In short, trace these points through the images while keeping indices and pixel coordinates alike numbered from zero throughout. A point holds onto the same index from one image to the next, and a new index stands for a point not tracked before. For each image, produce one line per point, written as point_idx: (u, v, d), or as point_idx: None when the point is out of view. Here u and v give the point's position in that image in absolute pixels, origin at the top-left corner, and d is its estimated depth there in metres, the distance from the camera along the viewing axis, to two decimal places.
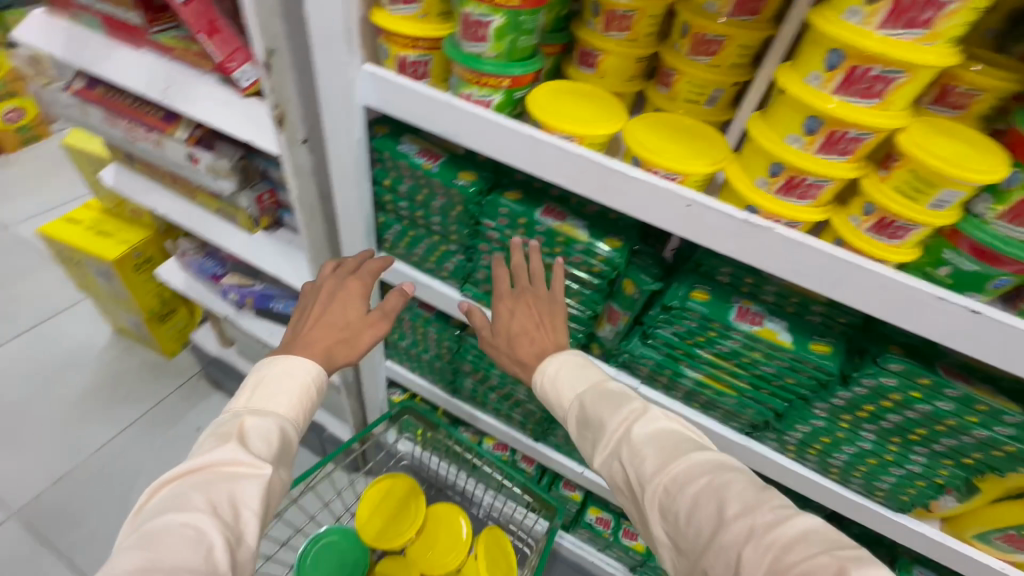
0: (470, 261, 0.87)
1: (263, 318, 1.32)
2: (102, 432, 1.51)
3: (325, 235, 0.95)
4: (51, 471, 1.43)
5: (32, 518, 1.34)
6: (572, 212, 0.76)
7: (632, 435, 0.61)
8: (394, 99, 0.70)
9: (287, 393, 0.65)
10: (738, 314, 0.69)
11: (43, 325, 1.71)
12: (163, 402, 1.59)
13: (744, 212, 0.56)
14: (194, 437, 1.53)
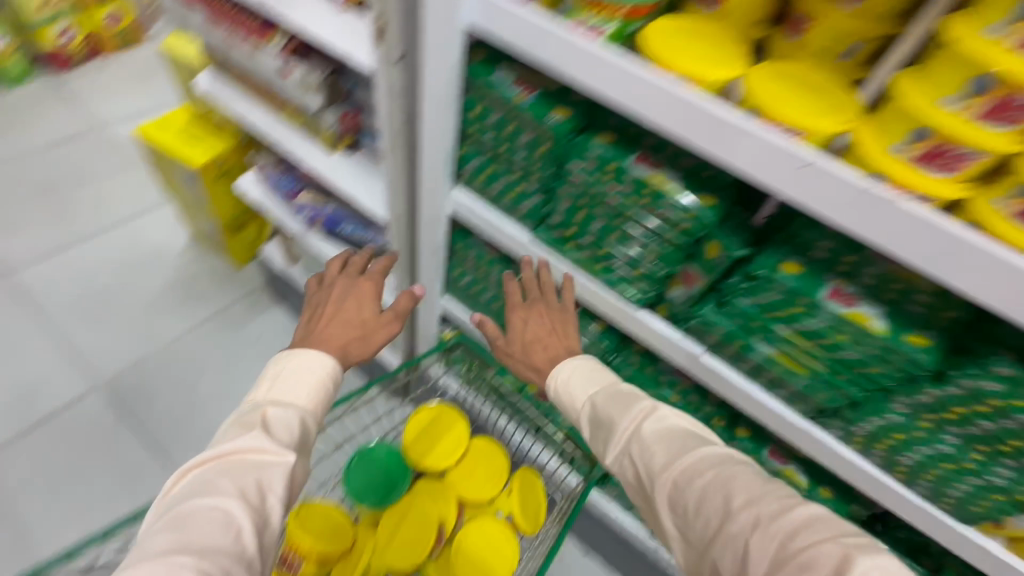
0: (548, 203, 0.86)
1: (330, 239, 1.37)
2: (176, 325, 1.64)
3: (404, 161, 0.95)
4: (134, 352, 1.58)
5: (117, 389, 1.51)
6: (665, 164, 0.72)
7: (642, 432, 0.66)
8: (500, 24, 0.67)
9: (310, 378, 0.69)
10: (831, 293, 0.65)
11: (130, 221, 1.84)
12: (231, 307, 1.69)
13: (869, 181, 0.51)
14: (256, 342, 1.64)
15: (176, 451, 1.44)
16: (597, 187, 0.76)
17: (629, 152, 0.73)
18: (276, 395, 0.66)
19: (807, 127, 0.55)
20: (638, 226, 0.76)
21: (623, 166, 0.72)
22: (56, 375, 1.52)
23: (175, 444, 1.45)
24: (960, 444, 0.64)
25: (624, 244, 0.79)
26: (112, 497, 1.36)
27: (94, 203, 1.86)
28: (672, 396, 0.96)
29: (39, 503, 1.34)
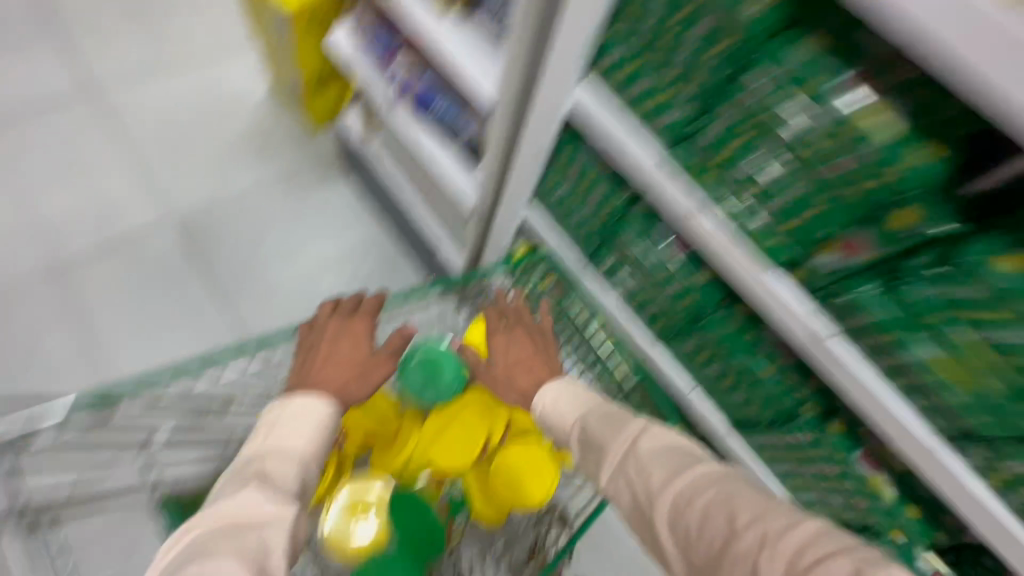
0: (703, 117, 0.75)
1: (417, 114, 1.33)
2: (249, 174, 1.70)
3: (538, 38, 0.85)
4: (209, 191, 1.67)
5: (188, 220, 1.63)
6: (886, 89, 0.58)
7: (638, 448, 0.61)
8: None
9: (307, 423, 0.66)
10: None
11: (208, 59, 1.82)
12: (301, 166, 1.73)
13: None
14: (323, 208, 1.68)
15: (238, 299, 1.57)
16: (780, 110, 0.65)
17: (840, 72, 0.60)
18: (274, 442, 0.63)
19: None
20: (816, 169, 0.65)
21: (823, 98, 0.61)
22: (134, 201, 1.63)
23: (235, 294, 1.58)
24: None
25: (799, 199, 0.68)
26: (172, 323, 1.53)
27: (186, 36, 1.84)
28: (764, 368, 0.89)
29: (110, 317, 1.51)
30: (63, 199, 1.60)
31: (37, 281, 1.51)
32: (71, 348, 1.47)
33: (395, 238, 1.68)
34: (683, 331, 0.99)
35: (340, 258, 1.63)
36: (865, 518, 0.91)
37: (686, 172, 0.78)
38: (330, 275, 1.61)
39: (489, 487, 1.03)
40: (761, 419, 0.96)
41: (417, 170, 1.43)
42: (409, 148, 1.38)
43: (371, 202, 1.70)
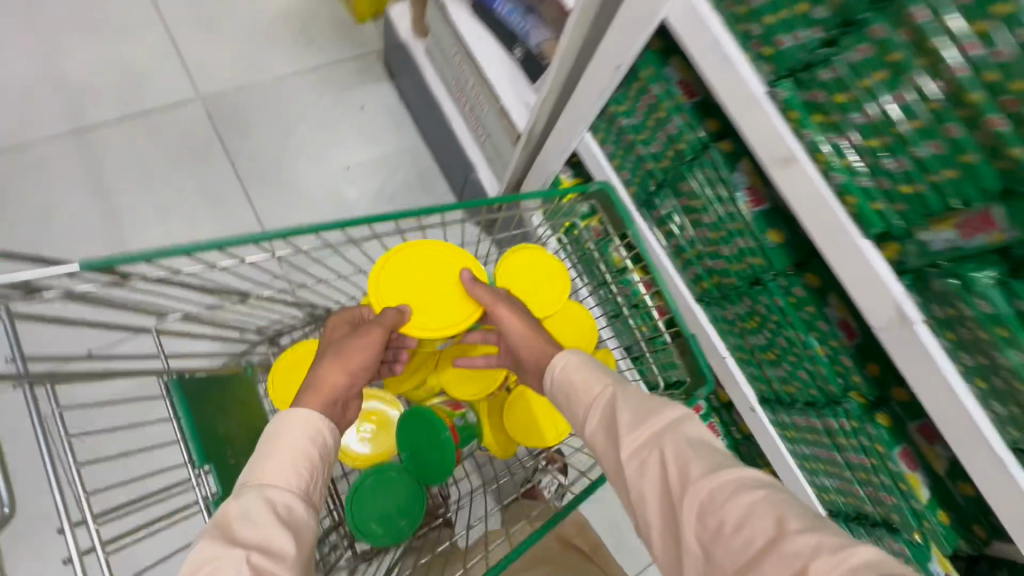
0: (887, 123, 0.56)
1: (475, 19, 1.18)
2: (284, 63, 1.60)
3: None
4: (235, 78, 1.57)
5: (212, 108, 1.53)
6: (1012, 220, 0.51)
7: (682, 430, 0.60)
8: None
9: (310, 453, 0.61)
10: (902, 453, 0.78)
11: None
12: (339, 65, 1.63)
13: (943, 360, 0.61)
14: (357, 114, 1.60)
15: (254, 191, 1.50)
16: (944, 53, 0.49)
17: (972, 71, 0.48)
18: (271, 474, 0.57)
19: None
20: (962, 121, 0.50)
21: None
22: (161, 68, 1.54)
23: (255, 184, 1.50)
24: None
25: (910, 140, 0.54)
26: (193, 215, 1.46)
27: None
28: (818, 346, 0.80)
29: (135, 197, 1.45)
30: (92, 50, 1.52)
31: (62, 139, 1.46)
32: (92, 215, 1.43)
33: (432, 151, 1.60)
34: (734, 289, 0.88)
35: (374, 165, 1.57)
36: (886, 512, 0.82)
37: (821, 156, 0.62)
38: (358, 181, 1.55)
39: (503, 419, 0.93)
40: (798, 399, 0.88)
41: (462, 85, 1.33)
42: (465, 63, 1.25)
43: (410, 110, 1.62)
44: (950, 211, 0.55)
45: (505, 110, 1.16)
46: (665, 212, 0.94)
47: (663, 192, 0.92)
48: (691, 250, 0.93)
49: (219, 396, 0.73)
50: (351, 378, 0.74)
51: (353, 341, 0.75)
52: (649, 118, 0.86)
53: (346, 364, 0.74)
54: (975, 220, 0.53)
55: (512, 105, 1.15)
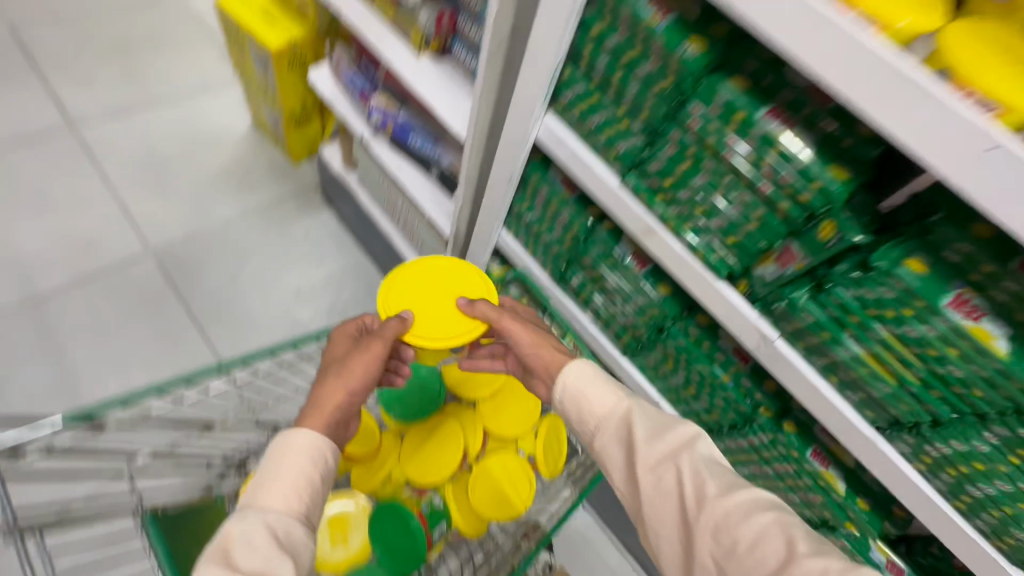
0: (703, 194, 0.74)
1: (394, 150, 1.40)
2: (229, 209, 1.76)
3: (500, 79, 0.91)
4: (184, 229, 1.70)
5: (164, 259, 1.65)
6: (810, 251, 0.68)
7: (697, 450, 0.67)
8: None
9: (312, 475, 0.66)
10: (813, 453, 0.90)
11: (179, 102, 1.92)
12: (281, 202, 1.80)
13: (804, 363, 0.75)
14: (301, 241, 1.75)
15: (211, 329, 1.57)
16: (716, 141, 0.68)
17: (740, 150, 0.67)
18: (275, 498, 0.62)
19: (883, 18, 0.49)
20: (748, 188, 0.69)
21: (651, 27, 0.67)
22: (112, 232, 1.66)
23: (210, 322, 1.58)
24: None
25: (721, 204, 0.72)
26: (151, 361, 1.51)
27: (161, 73, 1.95)
28: (722, 374, 0.93)
29: (87, 354, 1.49)
30: (43, 227, 1.63)
31: (11, 315, 1.50)
32: (46, 380, 1.44)
33: (375, 264, 1.75)
34: (648, 338, 1.02)
35: (323, 285, 1.69)
36: (820, 512, 0.91)
37: (667, 224, 0.80)
38: (310, 301, 1.66)
39: (469, 499, 0.98)
40: (723, 424, 0.99)
41: (394, 205, 1.54)
42: (393, 185, 1.45)
43: (351, 231, 1.79)
44: (765, 249, 0.73)
45: (432, 220, 1.34)
46: (577, 284, 1.09)
47: (572, 269, 1.08)
48: (604, 314, 1.08)
49: (196, 527, 0.79)
50: (355, 396, 0.77)
51: (354, 358, 0.79)
52: (545, 212, 1.05)
53: (348, 380, 0.77)
54: (785, 255, 0.71)
55: (436, 216, 1.34)
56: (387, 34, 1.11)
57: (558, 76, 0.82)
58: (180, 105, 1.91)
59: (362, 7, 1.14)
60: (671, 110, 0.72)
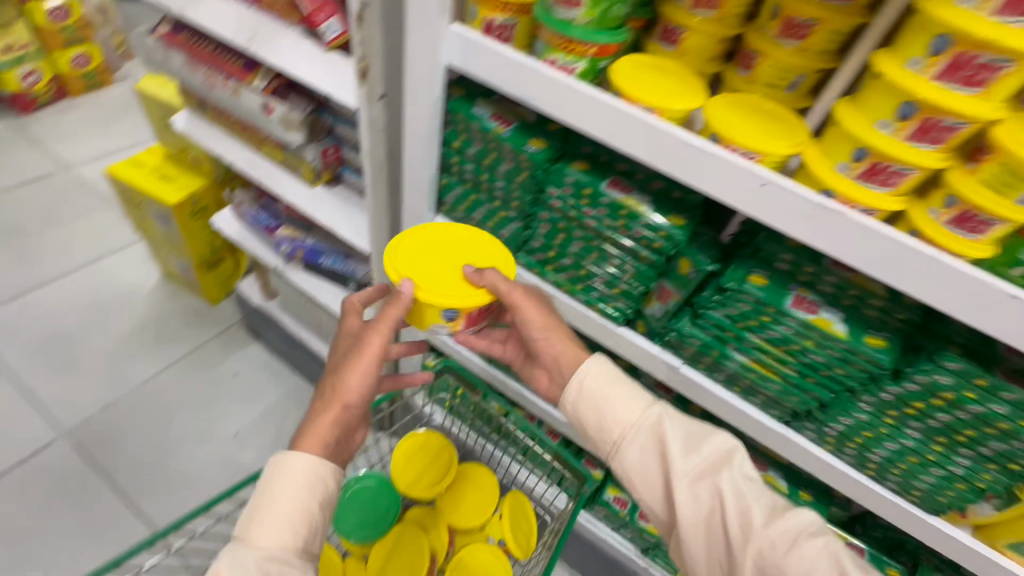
0: (582, 259, 0.85)
1: (309, 272, 1.45)
2: (148, 367, 1.69)
3: (388, 195, 0.99)
4: (99, 401, 1.61)
5: (81, 438, 1.53)
6: (679, 285, 0.79)
7: (735, 468, 0.66)
8: (457, 10, 0.72)
9: (310, 504, 0.65)
10: (751, 461, 0.97)
11: (78, 272, 1.88)
12: (204, 346, 1.76)
13: (710, 382, 0.83)
14: (232, 380, 1.71)
15: (144, 501, 1.45)
16: (577, 214, 0.80)
17: (596, 218, 0.78)
18: (270, 536, 0.61)
19: (660, 105, 0.63)
20: (615, 246, 0.80)
21: (499, 134, 0.79)
22: (17, 424, 1.54)
23: (143, 493, 1.47)
24: (971, 465, 0.68)
25: (598, 263, 0.83)
26: (77, 556, 1.36)
27: (58, 248, 1.92)
28: None
29: None
30: None
31: None
32: None
33: (313, 385, 1.73)
34: None
35: (261, 420, 1.63)
36: None
37: (561, 289, 0.89)
38: (251, 441, 1.59)
39: None
40: None
41: (321, 322, 1.56)
42: (315, 305, 1.48)
43: (283, 358, 1.77)
44: (645, 291, 0.83)
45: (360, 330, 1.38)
46: None
47: None
48: None
49: None
50: (353, 407, 0.72)
51: (353, 363, 0.73)
52: None
53: (342, 392, 0.72)
54: (662, 292, 0.82)
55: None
56: (280, 174, 1.19)
57: (437, 185, 0.93)
58: (81, 275, 1.87)
59: (253, 156, 1.23)
60: (535, 194, 0.83)
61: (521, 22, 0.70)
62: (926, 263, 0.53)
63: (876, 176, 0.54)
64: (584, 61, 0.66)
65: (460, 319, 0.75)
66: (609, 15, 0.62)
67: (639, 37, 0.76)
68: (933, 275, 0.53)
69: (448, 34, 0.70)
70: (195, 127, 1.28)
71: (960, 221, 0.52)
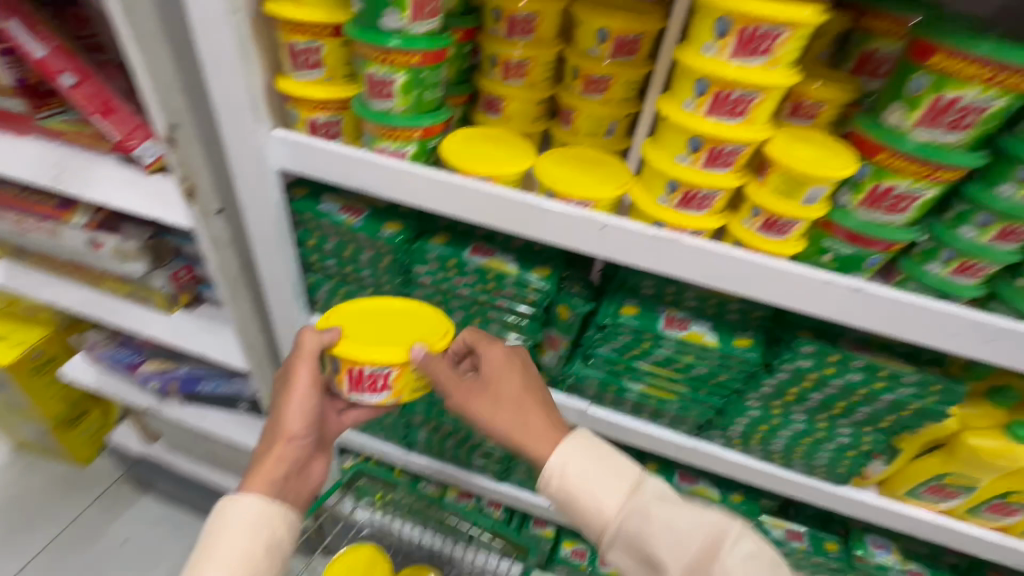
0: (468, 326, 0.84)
1: (191, 403, 1.30)
2: (5, 567, 1.38)
3: (252, 306, 0.93)
4: None
5: None
6: (563, 330, 0.81)
7: (731, 559, 0.57)
8: (277, 115, 0.71)
9: (253, 550, 0.59)
10: (680, 477, 0.98)
11: None
12: (79, 519, 1.49)
13: (618, 415, 0.84)
14: (122, 550, 1.45)
15: None
16: (449, 286, 0.79)
17: (469, 284, 0.78)
18: None
19: (494, 173, 0.65)
20: (494, 307, 0.80)
21: (351, 225, 0.77)
22: None
23: None
24: (852, 431, 0.74)
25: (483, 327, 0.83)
26: None
27: None
28: None
29: None
30: None
31: None
32: None
33: None
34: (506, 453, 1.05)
35: None
36: None
37: None
38: None
39: None
40: None
41: (218, 453, 1.39)
42: (206, 436, 1.32)
43: (183, 504, 1.54)
44: (536, 343, 0.83)
45: None
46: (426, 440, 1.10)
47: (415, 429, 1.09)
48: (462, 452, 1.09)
49: None
50: (297, 439, 0.68)
51: (286, 395, 0.69)
52: None
53: (284, 427, 0.68)
54: (549, 340, 0.83)
55: None
56: (130, 308, 1.07)
57: (304, 285, 0.88)
58: None
59: (94, 294, 1.10)
60: (405, 274, 0.82)
61: (345, 116, 0.70)
62: (755, 269, 0.58)
63: (690, 202, 0.59)
64: (413, 144, 0.67)
65: (343, 374, 0.69)
66: (424, 100, 0.64)
67: (467, 110, 0.79)
68: (764, 277, 0.58)
69: (272, 141, 0.68)
70: (17, 277, 1.12)
71: (768, 226, 0.59)
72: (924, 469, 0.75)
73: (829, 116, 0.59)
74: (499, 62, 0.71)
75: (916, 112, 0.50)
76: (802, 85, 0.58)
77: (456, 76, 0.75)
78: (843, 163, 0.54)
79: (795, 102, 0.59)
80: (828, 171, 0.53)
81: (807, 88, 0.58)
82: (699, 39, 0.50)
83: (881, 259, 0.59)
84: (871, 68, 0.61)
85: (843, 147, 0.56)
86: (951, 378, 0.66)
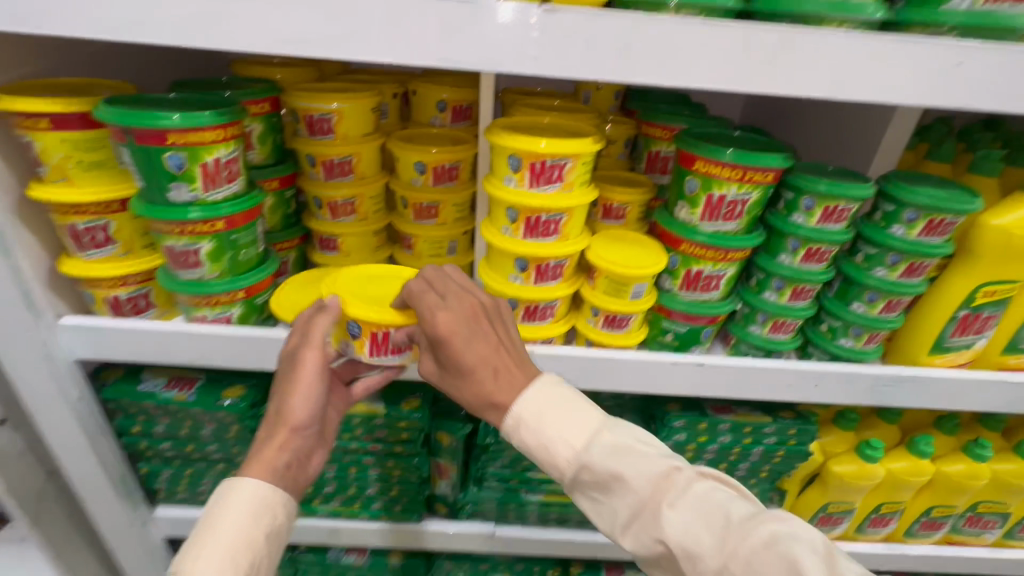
0: (345, 477, 0.76)
1: None
2: None
3: (66, 517, 0.75)
4: None
5: None
6: (448, 456, 0.76)
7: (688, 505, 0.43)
8: (65, 302, 0.61)
9: (254, 537, 0.45)
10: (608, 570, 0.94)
11: None
12: None
13: (528, 528, 0.80)
14: None
15: None
16: None
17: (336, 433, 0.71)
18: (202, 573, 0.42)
19: None
20: (369, 452, 0.73)
21: (182, 401, 0.67)
22: None
23: None
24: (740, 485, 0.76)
25: (361, 474, 0.75)
26: None
27: None
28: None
29: None
30: None
31: None
32: None
33: None
34: None
35: None
36: None
37: (341, 518, 0.79)
38: None
39: None
40: None
41: None
42: None
43: None
44: (425, 476, 0.76)
45: None
46: None
47: None
48: None
49: None
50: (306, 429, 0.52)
51: (290, 376, 0.51)
52: None
53: (286, 414, 0.51)
54: (437, 469, 0.77)
55: None
56: None
57: (136, 475, 0.74)
58: None
59: None
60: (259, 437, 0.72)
61: (153, 287, 0.62)
62: (608, 366, 0.59)
63: (534, 314, 0.60)
64: (238, 304, 0.61)
65: (364, 339, 0.54)
66: (241, 259, 0.59)
67: (303, 250, 0.76)
68: (618, 372, 0.60)
69: (61, 330, 0.58)
70: None
71: (609, 322, 0.61)
72: (810, 501, 0.80)
73: (636, 214, 0.66)
74: (323, 203, 0.70)
75: (697, 208, 0.57)
76: (605, 192, 0.63)
77: (282, 221, 0.72)
78: (654, 258, 0.58)
79: (604, 206, 0.65)
80: (643, 269, 0.57)
81: (610, 194, 0.63)
82: (500, 173, 0.53)
83: (712, 330, 0.64)
84: (660, 165, 0.69)
85: (650, 242, 0.61)
86: (802, 419, 0.72)
